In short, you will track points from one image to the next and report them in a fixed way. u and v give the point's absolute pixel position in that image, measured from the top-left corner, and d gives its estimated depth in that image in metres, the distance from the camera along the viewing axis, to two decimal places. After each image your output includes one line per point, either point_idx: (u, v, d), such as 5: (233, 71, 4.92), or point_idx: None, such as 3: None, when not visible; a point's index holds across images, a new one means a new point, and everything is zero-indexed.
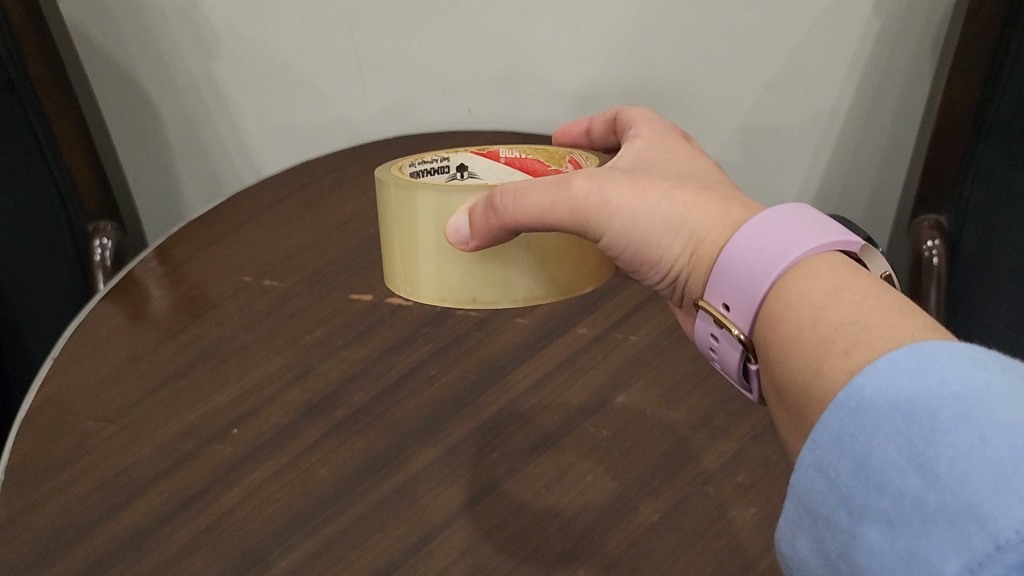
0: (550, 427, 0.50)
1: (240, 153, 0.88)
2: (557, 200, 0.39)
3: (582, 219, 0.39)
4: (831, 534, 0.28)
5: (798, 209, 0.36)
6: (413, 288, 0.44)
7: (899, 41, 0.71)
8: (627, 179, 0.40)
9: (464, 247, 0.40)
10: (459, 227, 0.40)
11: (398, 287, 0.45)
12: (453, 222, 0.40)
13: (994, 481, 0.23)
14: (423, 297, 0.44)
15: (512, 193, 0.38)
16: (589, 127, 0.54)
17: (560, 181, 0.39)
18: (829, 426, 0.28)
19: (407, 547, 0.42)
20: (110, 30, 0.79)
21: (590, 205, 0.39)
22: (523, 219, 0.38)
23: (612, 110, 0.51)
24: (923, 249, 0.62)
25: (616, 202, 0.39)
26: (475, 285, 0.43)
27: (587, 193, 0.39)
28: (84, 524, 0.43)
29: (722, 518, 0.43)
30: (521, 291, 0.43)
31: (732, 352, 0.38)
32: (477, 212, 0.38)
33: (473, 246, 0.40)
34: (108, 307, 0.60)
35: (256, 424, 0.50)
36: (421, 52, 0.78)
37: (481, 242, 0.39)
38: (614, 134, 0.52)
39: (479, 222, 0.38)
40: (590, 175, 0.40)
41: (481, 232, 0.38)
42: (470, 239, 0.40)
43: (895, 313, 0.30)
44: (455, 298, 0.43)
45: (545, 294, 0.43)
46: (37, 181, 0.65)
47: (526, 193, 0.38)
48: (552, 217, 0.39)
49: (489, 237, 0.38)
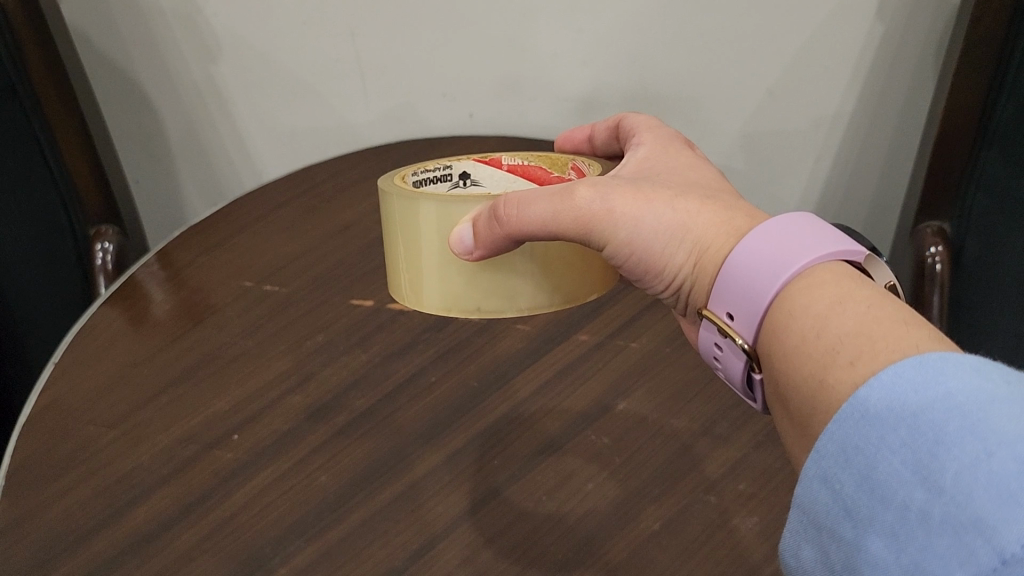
0: (552, 434, 0.49)
1: (242, 158, 0.88)
2: (561, 209, 0.38)
3: (586, 228, 0.39)
4: (835, 545, 0.28)
5: (801, 219, 0.36)
6: (417, 297, 0.44)
7: (902, 48, 0.71)
8: (630, 187, 0.39)
9: (468, 257, 0.40)
10: (463, 238, 0.40)
11: (401, 297, 0.45)
12: (456, 233, 0.40)
13: (1000, 496, 0.22)
14: (427, 307, 0.44)
15: (515, 201, 0.38)
16: (591, 134, 0.53)
17: (564, 190, 0.39)
18: (834, 438, 0.28)
19: (407, 555, 0.42)
20: (111, 34, 0.79)
21: (594, 214, 0.39)
22: (528, 228, 0.38)
23: (614, 117, 0.51)
24: (926, 256, 0.62)
25: (620, 211, 0.38)
26: (479, 294, 0.42)
27: (592, 202, 0.39)
28: (83, 530, 0.43)
29: (725, 526, 0.43)
30: (526, 300, 0.43)
31: (736, 362, 0.38)
32: (481, 222, 0.39)
33: (477, 256, 0.40)
34: (109, 311, 0.60)
35: (257, 430, 0.50)
36: (422, 56, 0.78)
37: (486, 251, 0.39)
38: (616, 141, 0.51)
39: (483, 232, 0.38)
40: (594, 184, 0.39)
41: (486, 242, 0.38)
42: (475, 249, 0.40)
43: (900, 324, 0.29)
44: (458, 307, 0.43)
45: (549, 303, 0.43)
46: (38, 184, 0.65)
47: (530, 202, 0.38)
48: (557, 225, 0.39)
49: (494, 246, 0.38)
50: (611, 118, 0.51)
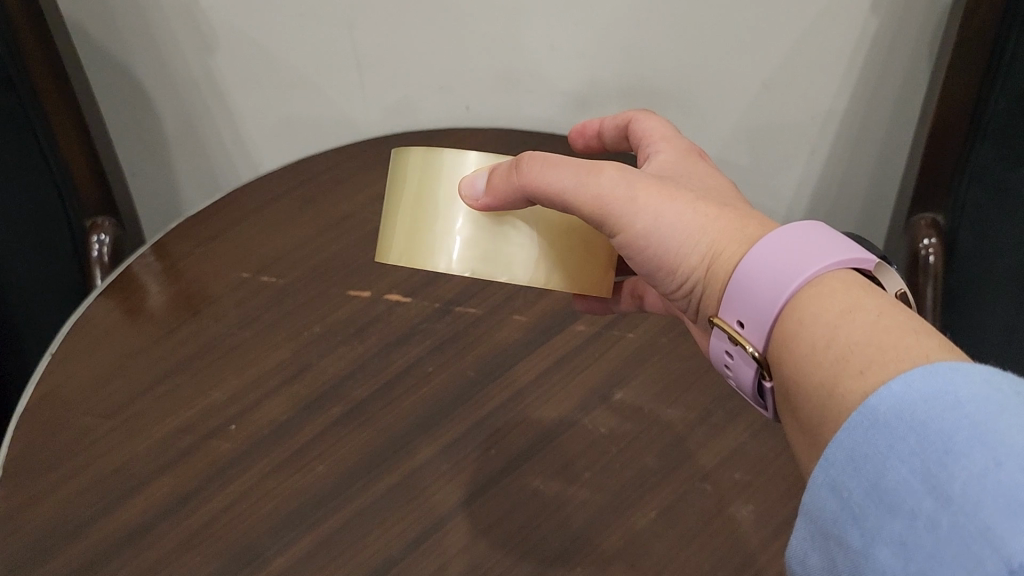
0: (549, 423, 0.50)
1: (235, 142, 0.87)
2: (581, 182, 0.40)
3: (601, 208, 0.40)
4: (842, 553, 0.28)
5: (814, 227, 0.36)
6: (413, 257, 0.42)
7: (898, 40, 0.71)
8: (657, 183, 0.40)
9: (473, 203, 0.41)
10: (474, 182, 0.41)
11: (393, 258, 0.43)
12: (469, 178, 0.41)
13: (1008, 506, 0.23)
14: (421, 262, 0.42)
15: (539, 162, 0.40)
16: (600, 129, 0.53)
17: (592, 167, 0.40)
18: (843, 445, 0.28)
19: (405, 544, 0.43)
20: (107, 26, 0.77)
21: (613, 197, 0.40)
22: (541, 188, 0.40)
23: (624, 117, 0.51)
24: (918, 247, 0.63)
25: (641, 201, 0.39)
26: (478, 252, 0.42)
27: (614, 185, 0.40)
28: (81, 520, 0.43)
29: (720, 515, 0.44)
30: (524, 271, 0.42)
31: (747, 369, 0.38)
32: (499, 170, 0.40)
33: (483, 204, 0.41)
34: (106, 303, 0.59)
35: (254, 419, 0.50)
36: (419, 49, 0.77)
37: (494, 201, 0.40)
38: (626, 139, 0.52)
39: (497, 179, 0.40)
40: (623, 170, 0.40)
41: (497, 189, 0.40)
42: (482, 196, 0.41)
43: (910, 332, 0.30)
44: (456, 267, 0.42)
45: (546, 280, 0.43)
46: (33, 178, 0.64)
47: (554, 167, 0.40)
48: (571, 197, 0.40)
49: (504, 196, 0.40)
50: (621, 117, 0.51)
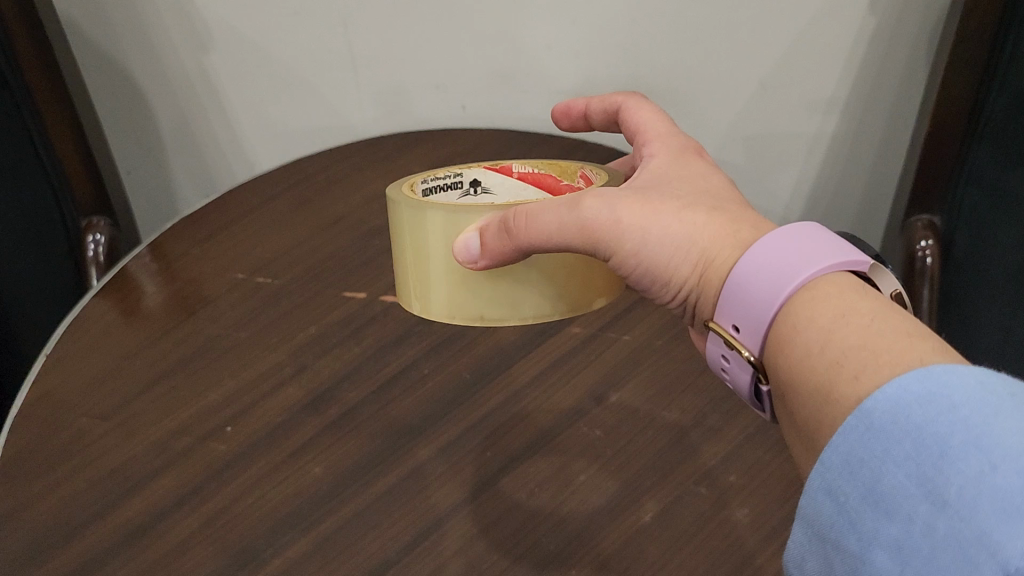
0: (545, 425, 0.50)
1: (232, 145, 0.87)
2: (568, 222, 0.39)
3: (594, 241, 0.39)
4: (840, 557, 0.28)
5: (805, 228, 0.36)
6: (424, 305, 0.44)
7: (894, 41, 0.71)
8: (638, 198, 0.40)
9: (474, 266, 0.41)
10: (468, 245, 0.40)
11: (410, 305, 0.45)
12: (461, 240, 0.41)
13: (1003, 510, 0.23)
14: (435, 316, 0.44)
15: (524, 213, 0.38)
16: (586, 109, 0.55)
17: (570, 201, 0.39)
18: (839, 450, 0.28)
19: (400, 547, 0.42)
20: (103, 25, 0.78)
21: (601, 225, 0.39)
22: (536, 242, 0.39)
23: (612, 102, 0.52)
24: (917, 249, 0.63)
25: (628, 223, 0.39)
26: (483, 303, 0.43)
27: (599, 214, 0.39)
28: (77, 522, 0.43)
29: (716, 517, 0.43)
30: (529, 308, 0.43)
31: (743, 374, 0.38)
32: (490, 233, 0.39)
33: (482, 265, 0.40)
34: (102, 303, 0.59)
35: (249, 421, 0.50)
36: (415, 48, 0.77)
37: (493, 261, 0.40)
38: (614, 122, 0.53)
39: (491, 242, 0.39)
40: (600, 194, 0.40)
41: (494, 252, 0.39)
42: (480, 258, 0.40)
43: (903, 337, 0.30)
44: (463, 315, 0.43)
45: (552, 312, 0.43)
46: (27, 176, 0.63)
47: (538, 212, 0.39)
48: (565, 238, 0.39)
49: (503, 256, 0.39)
50: (610, 102, 0.53)
